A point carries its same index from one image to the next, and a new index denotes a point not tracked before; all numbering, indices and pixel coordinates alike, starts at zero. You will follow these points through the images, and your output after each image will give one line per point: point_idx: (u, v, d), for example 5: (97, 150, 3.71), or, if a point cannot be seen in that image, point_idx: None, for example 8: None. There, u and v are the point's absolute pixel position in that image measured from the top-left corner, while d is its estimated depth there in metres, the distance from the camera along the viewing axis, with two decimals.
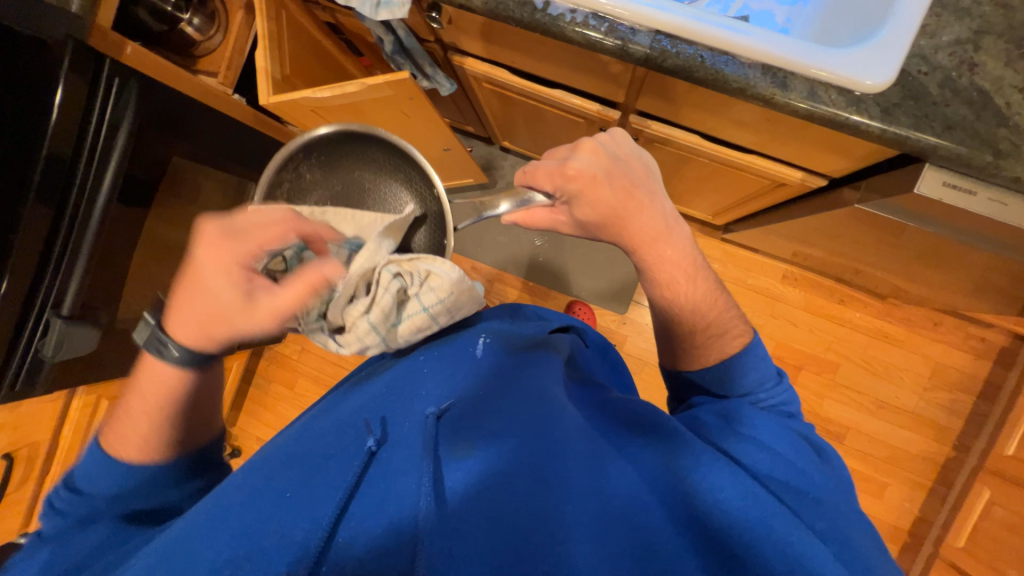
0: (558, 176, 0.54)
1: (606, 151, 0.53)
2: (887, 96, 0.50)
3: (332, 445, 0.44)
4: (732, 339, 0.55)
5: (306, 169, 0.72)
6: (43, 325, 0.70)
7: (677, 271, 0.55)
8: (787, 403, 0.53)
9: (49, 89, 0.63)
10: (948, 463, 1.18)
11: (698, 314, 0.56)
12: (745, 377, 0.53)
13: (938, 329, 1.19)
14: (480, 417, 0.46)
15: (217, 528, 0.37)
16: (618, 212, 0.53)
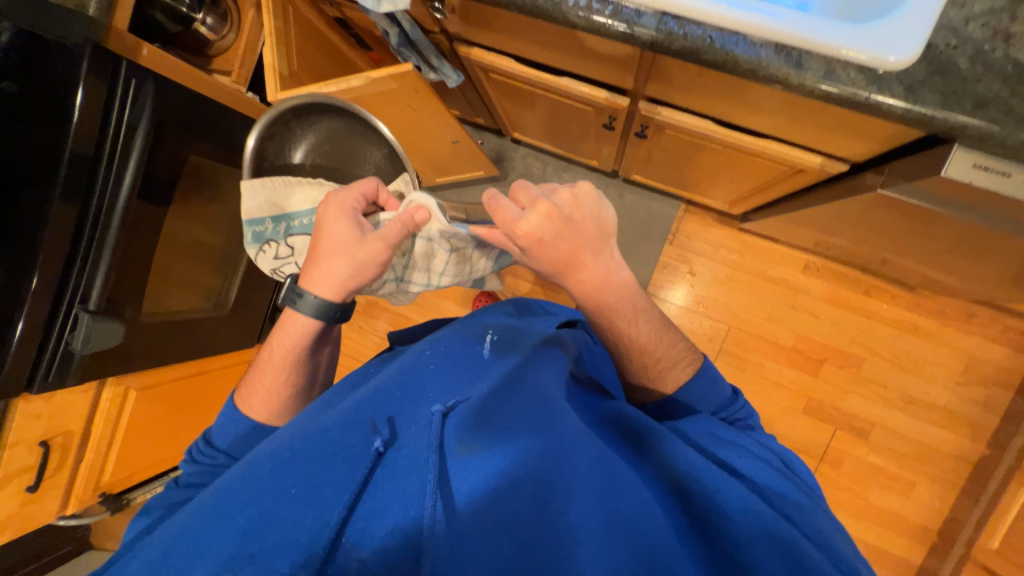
0: (508, 230, 0.45)
1: (562, 214, 0.44)
2: (912, 72, 0.47)
3: (334, 440, 0.43)
4: (683, 367, 0.55)
5: (289, 133, 0.74)
6: (72, 319, 0.74)
7: (623, 319, 0.51)
8: (743, 417, 0.55)
9: (70, 92, 0.65)
10: (982, 462, 1.13)
11: (646, 352, 0.54)
12: (705, 399, 0.54)
13: (973, 322, 1.13)
14: (489, 414, 0.44)
15: (222, 522, 0.39)
16: (559, 271, 0.47)
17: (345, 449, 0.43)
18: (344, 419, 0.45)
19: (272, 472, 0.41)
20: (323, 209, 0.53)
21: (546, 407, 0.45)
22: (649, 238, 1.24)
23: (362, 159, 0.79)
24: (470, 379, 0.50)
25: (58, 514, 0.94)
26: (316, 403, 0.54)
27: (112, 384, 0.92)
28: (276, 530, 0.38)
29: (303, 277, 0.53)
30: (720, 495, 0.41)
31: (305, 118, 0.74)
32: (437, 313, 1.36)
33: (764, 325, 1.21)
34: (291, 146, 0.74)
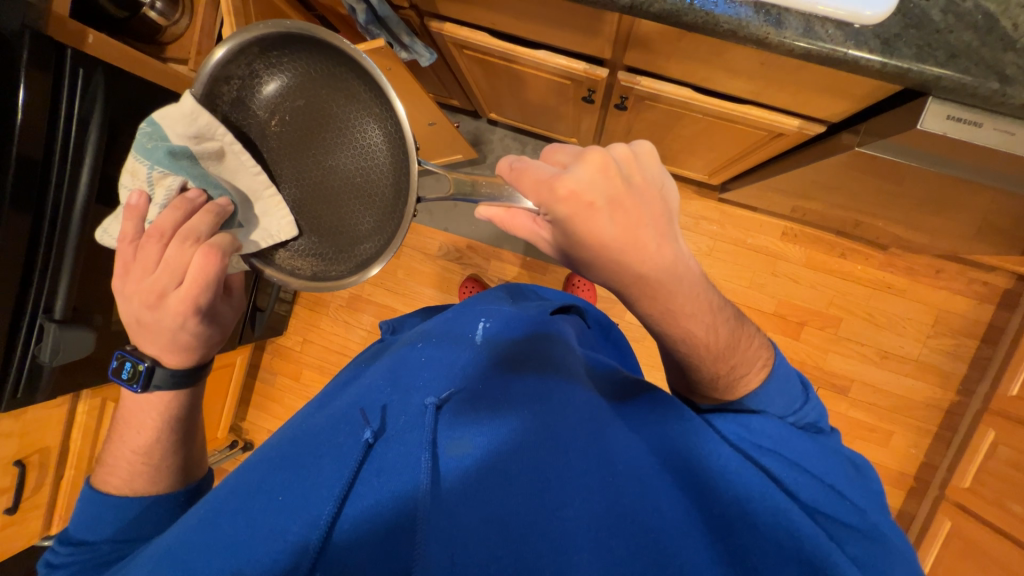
0: (546, 192, 0.37)
1: (617, 170, 0.37)
2: (887, 26, 0.48)
3: (325, 441, 0.42)
4: (756, 373, 0.48)
5: (258, 79, 0.50)
6: (38, 329, 0.70)
7: (697, 322, 0.44)
8: (813, 420, 0.49)
9: (11, 88, 0.60)
10: (952, 408, 1.19)
11: (721, 360, 0.47)
12: (774, 406, 0.48)
13: (941, 277, 1.18)
14: (481, 403, 0.45)
15: (211, 533, 0.37)
16: (621, 248, 0.38)
17: (333, 447, 0.42)
18: (334, 420, 0.45)
19: (260, 481, 0.40)
20: (176, 322, 0.44)
21: (545, 400, 0.46)
22: None
23: (353, 140, 0.51)
24: (459, 368, 0.50)
25: (42, 535, 0.90)
26: (307, 409, 0.52)
27: (88, 396, 0.88)
28: (261, 539, 0.36)
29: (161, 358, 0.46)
30: (739, 493, 0.41)
31: (289, 62, 0.50)
32: (424, 302, 1.34)
33: (746, 293, 1.24)
34: (257, 99, 0.51)
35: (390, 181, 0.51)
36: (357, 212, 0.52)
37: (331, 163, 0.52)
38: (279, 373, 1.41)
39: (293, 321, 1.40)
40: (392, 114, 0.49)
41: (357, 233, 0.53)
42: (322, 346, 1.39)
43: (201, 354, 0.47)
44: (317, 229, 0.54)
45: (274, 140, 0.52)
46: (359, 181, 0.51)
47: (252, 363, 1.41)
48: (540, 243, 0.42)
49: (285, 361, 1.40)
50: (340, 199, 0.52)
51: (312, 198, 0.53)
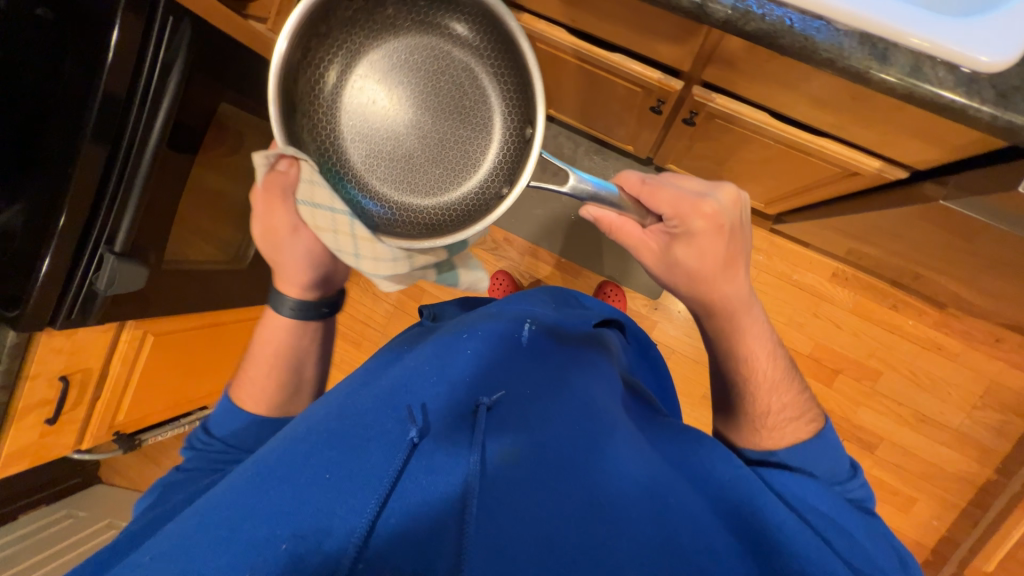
0: (689, 208, 0.47)
1: (741, 206, 0.49)
2: (1004, 78, 0.45)
3: (371, 426, 0.43)
4: (805, 423, 0.52)
5: (383, 15, 0.48)
6: (98, 258, 0.74)
7: (761, 348, 0.53)
8: (859, 498, 0.49)
9: (106, 29, 0.62)
10: (987, 486, 1.12)
11: (773, 395, 0.53)
12: (820, 467, 0.50)
13: (999, 346, 1.11)
14: (528, 411, 0.47)
15: (259, 496, 0.38)
16: (714, 276, 0.49)
17: (381, 433, 0.42)
18: (380, 403, 0.45)
19: (306, 453, 0.41)
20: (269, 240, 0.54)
21: (594, 422, 0.47)
22: None
23: (466, 112, 0.49)
24: (510, 372, 0.51)
25: (74, 448, 0.98)
26: (349, 382, 0.53)
27: (133, 326, 0.92)
28: (310, 515, 0.37)
29: (286, 284, 0.57)
30: (786, 548, 0.40)
31: (426, 13, 0.48)
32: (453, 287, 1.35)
33: (783, 330, 1.19)
34: (375, 34, 0.48)
35: (487, 166, 0.49)
36: (440, 183, 0.50)
37: (430, 125, 0.49)
38: None
39: None
40: (523, 108, 0.48)
41: (430, 204, 0.50)
42: (348, 314, 1.42)
43: (307, 279, 0.56)
44: (384, 182, 0.49)
45: (373, 79, 0.48)
46: (454, 153, 0.49)
47: None
48: (647, 250, 0.49)
49: None
50: (422, 160, 0.49)
51: (395, 155, 0.49)
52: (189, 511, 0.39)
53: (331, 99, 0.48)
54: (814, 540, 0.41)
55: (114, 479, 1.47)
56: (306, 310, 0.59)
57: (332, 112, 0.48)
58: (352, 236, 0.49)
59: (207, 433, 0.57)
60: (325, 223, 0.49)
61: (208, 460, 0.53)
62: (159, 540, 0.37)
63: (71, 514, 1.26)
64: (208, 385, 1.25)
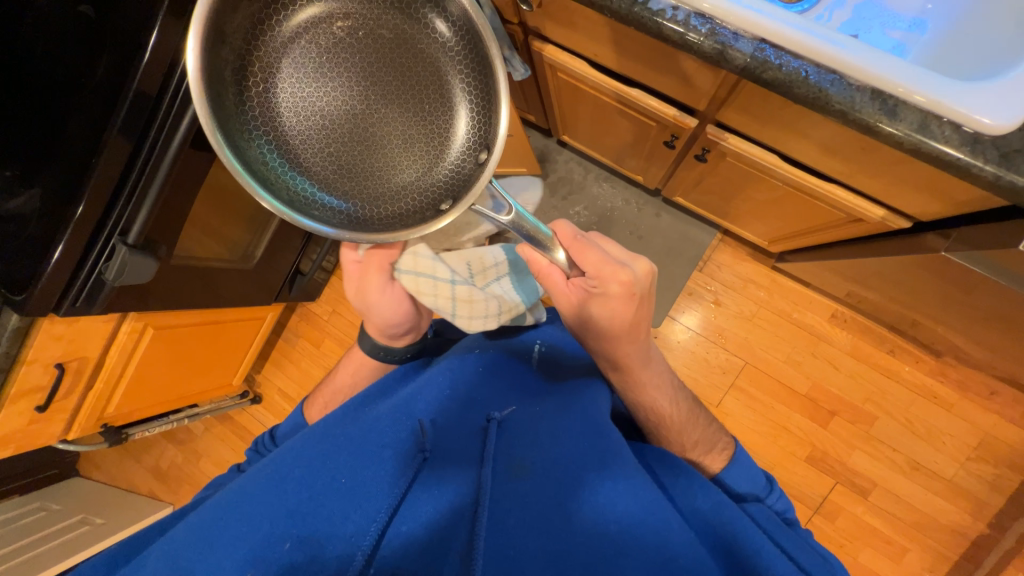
0: (607, 272, 0.50)
1: (652, 277, 0.53)
2: (1008, 140, 0.47)
3: (385, 434, 0.46)
4: (719, 453, 0.58)
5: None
6: (110, 248, 0.75)
7: (663, 397, 0.58)
8: (782, 511, 0.53)
9: (145, 30, 0.64)
10: (980, 540, 1.11)
11: (685, 434, 0.58)
12: (752, 487, 0.54)
13: (994, 400, 1.12)
14: (533, 430, 0.49)
15: (277, 493, 0.41)
16: (621, 334, 0.53)
17: (395, 442, 0.45)
18: (394, 412, 0.48)
19: (321, 459, 0.44)
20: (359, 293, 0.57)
21: (599, 439, 0.48)
22: (679, 261, 1.22)
23: (421, 109, 0.45)
24: (518, 392, 0.55)
25: (59, 437, 0.97)
26: (362, 392, 0.55)
27: (133, 318, 0.91)
28: (323, 520, 0.40)
29: (377, 334, 0.61)
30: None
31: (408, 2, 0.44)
32: None
33: (780, 367, 1.19)
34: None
35: (427, 167, 0.46)
36: (373, 178, 0.46)
37: (377, 106, 0.45)
38: (302, 336, 1.45)
39: (328, 291, 1.44)
40: (486, 128, 0.46)
41: (356, 195, 0.46)
42: (348, 321, 1.42)
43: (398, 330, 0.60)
44: (308, 150, 0.44)
45: (327, 44, 0.43)
46: (395, 147, 0.46)
47: (280, 322, 1.46)
48: (565, 301, 0.53)
49: (311, 327, 1.44)
50: (369, 153, 0.45)
51: (337, 144, 0.45)
52: (212, 504, 0.42)
53: (272, 67, 0.43)
54: (795, 568, 0.42)
55: (92, 474, 1.44)
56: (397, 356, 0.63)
57: (270, 82, 0.43)
58: (453, 297, 0.56)
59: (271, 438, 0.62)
60: (427, 288, 0.55)
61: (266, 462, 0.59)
62: (173, 537, 0.40)
63: (44, 508, 1.23)
64: (200, 382, 1.24)
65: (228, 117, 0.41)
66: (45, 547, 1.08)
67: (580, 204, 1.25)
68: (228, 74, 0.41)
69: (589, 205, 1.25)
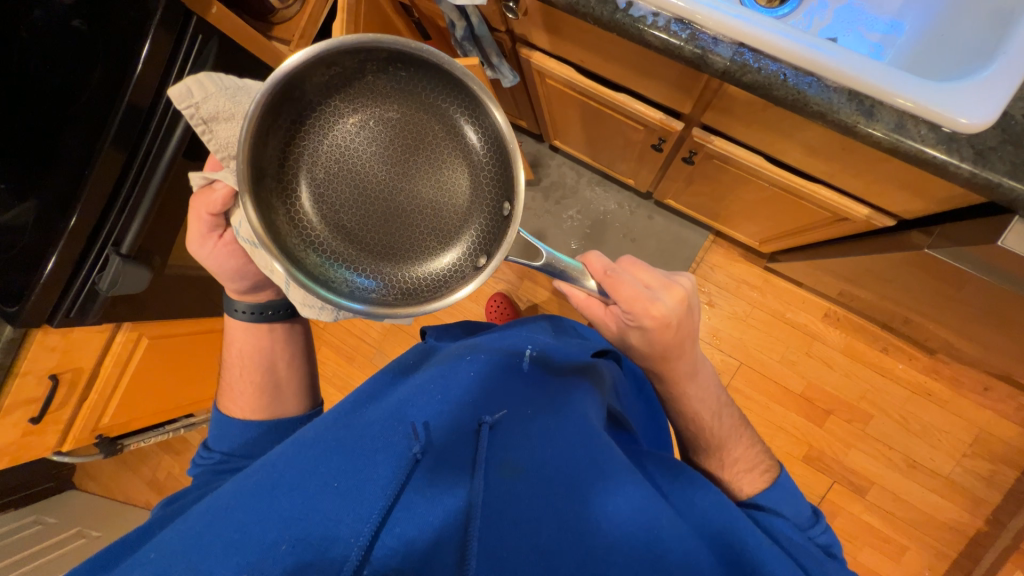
0: (639, 308, 0.49)
1: (689, 304, 0.51)
2: (983, 138, 0.48)
3: (378, 439, 0.46)
4: (759, 474, 0.56)
5: (362, 80, 0.46)
6: (103, 259, 0.75)
7: (705, 408, 0.57)
8: (825, 544, 0.50)
9: (137, 44, 0.66)
10: (978, 537, 1.11)
11: (724, 449, 0.57)
12: (787, 512, 0.51)
13: (987, 395, 1.12)
14: (526, 432, 0.49)
15: (270, 500, 0.41)
16: (668, 352, 0.52)
17: (387, 446, 0.46)
18: (386, 418, 0.49)
19: (314, 465, 0.44)
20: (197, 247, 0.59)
21: (592, 438, 0.48)
22: (672, 262, 1.23)
23: (442, 178, 0.47)
24: (510, 393, 0.55)
25: (53, 449, 0.96)
26: (353, 394, 0.55)
27: (128, 328, 0.91)
28: (318, 523, 0.40)
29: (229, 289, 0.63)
30: None
31: (407, 79, 0.46)
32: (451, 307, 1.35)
33: (776, 367, 1.20)
34: (351, 97, 0.46)
35: (468, 229, 0.48)
36: (414, 250, 0.48)
37: (407, 188, 0.47)
38: None
39: None
40: (505, 179, 0.47)
41: (403, 268, 0.48)
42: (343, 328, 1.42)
43: (246, 285, 0.62)
44: (359, 242, 0.47)
45: (350, 143, 0.46)
46: (428, 217, 0.47)
47: None
48: (608, 329, 0.54)
49: None
50: (405, 229, 0.47)
51: (375, 225, 0.47)
52: (205, 506, 0.42)
53: (301, 169, 0.45)
54: (791, 566, 0.42)
55: (88, 486, 1.43)
56: (259, 312, 0.64)
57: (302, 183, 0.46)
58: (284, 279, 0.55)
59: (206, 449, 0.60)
60: (259, 259, 0.55)
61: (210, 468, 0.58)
62: (166, 538, 0.41)
63: (39, 521, 1.22)
64: (196, 392, 1.23)
65: (278, 229, 0.44)
66: (42, 560, 1.07)
67: (573, 208, 1.26)
68: (273, 197, 0.45)
69: (582, 209, 1.26)
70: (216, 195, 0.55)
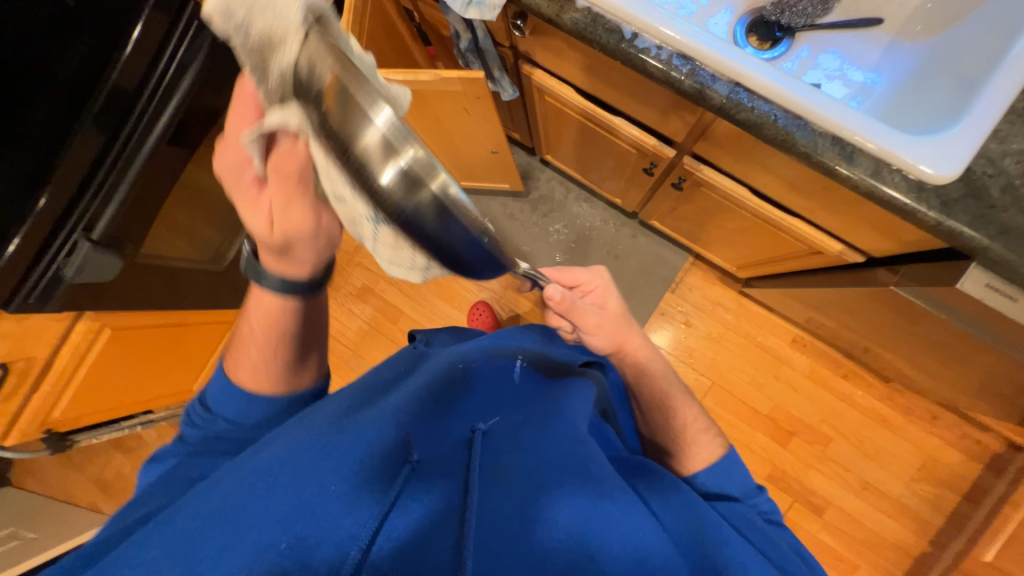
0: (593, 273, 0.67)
1: None
2: (948, 190, 0.52)
3: (375, 440, 0.45)
4: (712, 436, 0.62)
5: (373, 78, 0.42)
6: (70, 244, 0.71)
7: (659, 373, 0.67)
8: (767, 511, 0.54)
9: (128, 24, 0.64)
10: (922, 557, 1.18)
11: (682, 412, 0.64)
12: (730, 483, 0.56)
13: (935, 423, 1.20)
14: (518, 441, 0.50)
15: (264, 497, 0.39)
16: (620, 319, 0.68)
17: (384, 448, 0.45)
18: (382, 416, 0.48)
19: (309, 463, 0.42)
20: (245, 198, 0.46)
21: (581, 444, 0.49)
22: (652, 281, 1.27)
23: None
24: (500, 403, 0.56)
25: None
26: (343, 399, 0.54)
27: (90, 316, 0.86)
28: (314, 524, 0.38)
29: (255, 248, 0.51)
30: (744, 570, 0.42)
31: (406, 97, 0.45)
32: (433, 314, 1.34)
33: (745, 388, 1.24)
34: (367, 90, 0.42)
35: None
36: None
37: None
38: None
39: None
40: None
41: None
42: None
43: (285, 251, 0.49)
44: None
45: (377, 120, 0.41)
46: None
47: None
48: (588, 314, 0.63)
49: None
50: None
51: None
52: (184, 506, 0.40)
53: None
54: (756, 555, 0.44)
55: (27, 483, 1.33)
56: (286, 283, 0.53)
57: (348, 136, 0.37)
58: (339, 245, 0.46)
59: (205, 408, 0.54)
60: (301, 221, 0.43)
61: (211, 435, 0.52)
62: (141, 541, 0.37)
63: None
64: (157, 387, 1.17)
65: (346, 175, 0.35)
66: None
67: (560, 222, 1.28)
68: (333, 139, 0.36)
69: (569, 224, 1.28)
70: (287, 150, 0.41)
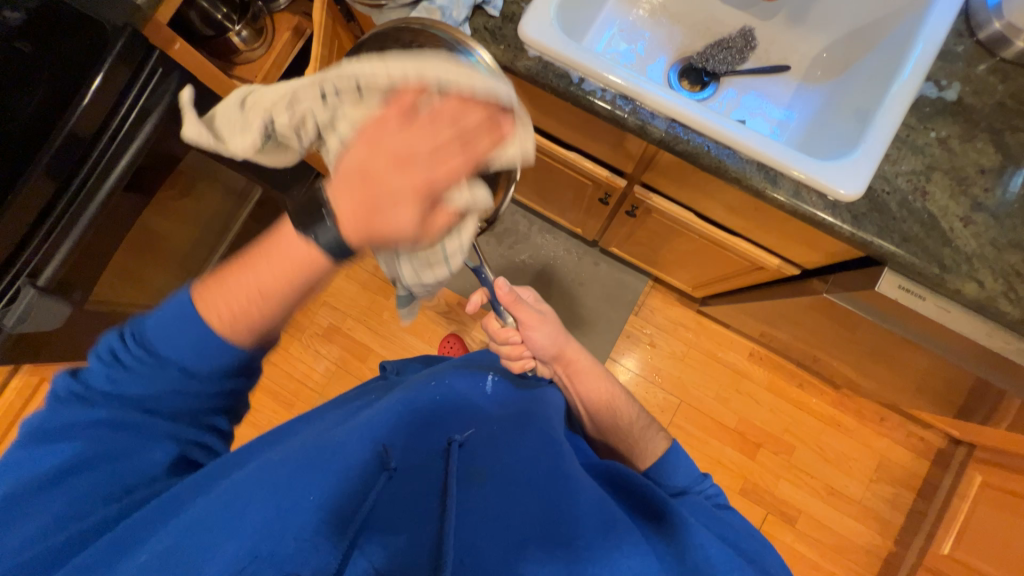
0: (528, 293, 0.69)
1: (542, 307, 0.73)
2: (856, 205, 0.60)
3: (352, 452, 0.45)
4: (655, 430, 0.63)
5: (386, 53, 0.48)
6: (11, 292, 0.66)
7: (597, 378, 0.68)
8: (714, 496, 0.56)
9: (90, 72, 0.64)
10: (890, 558, 1.22)
11: (623, 413, 0.65)
12: (676, 475, 0.57)
13: (884, 424, 1.28)
14: (495, 449, 0.52)
15: (233, 514, 0.38)
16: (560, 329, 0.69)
17: (360, 460, 0.45)
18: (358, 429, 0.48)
19: (285, 479, 0.41)
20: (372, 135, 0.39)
21: (554, 454, 0.51)
22: (616, 305, 1.32)
23: None
24: (475, 414, 0.57)
25: None
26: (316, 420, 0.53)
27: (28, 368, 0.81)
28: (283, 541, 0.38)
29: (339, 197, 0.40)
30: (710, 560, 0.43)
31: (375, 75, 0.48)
32: (403, 349, 1.33)
33: (711, 404, 1.29)
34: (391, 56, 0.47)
35: None
36: None
37: None
38: None
39: None
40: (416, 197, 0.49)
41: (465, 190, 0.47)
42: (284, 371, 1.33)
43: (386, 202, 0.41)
44: None
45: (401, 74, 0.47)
46: None
47: None
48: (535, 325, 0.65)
49: None
50: None
51: None
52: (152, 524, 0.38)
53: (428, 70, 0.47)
54: (720, 542, 0.45)
55: None
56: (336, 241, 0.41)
57: None
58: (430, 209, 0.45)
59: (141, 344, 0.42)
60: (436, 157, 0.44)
61: (139, 384, 0.42)
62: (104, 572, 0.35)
63: None
64: None
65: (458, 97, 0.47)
66: None
67: (525, 253, 1.33)
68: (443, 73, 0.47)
69: (534, 254, 1.33)
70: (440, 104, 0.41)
